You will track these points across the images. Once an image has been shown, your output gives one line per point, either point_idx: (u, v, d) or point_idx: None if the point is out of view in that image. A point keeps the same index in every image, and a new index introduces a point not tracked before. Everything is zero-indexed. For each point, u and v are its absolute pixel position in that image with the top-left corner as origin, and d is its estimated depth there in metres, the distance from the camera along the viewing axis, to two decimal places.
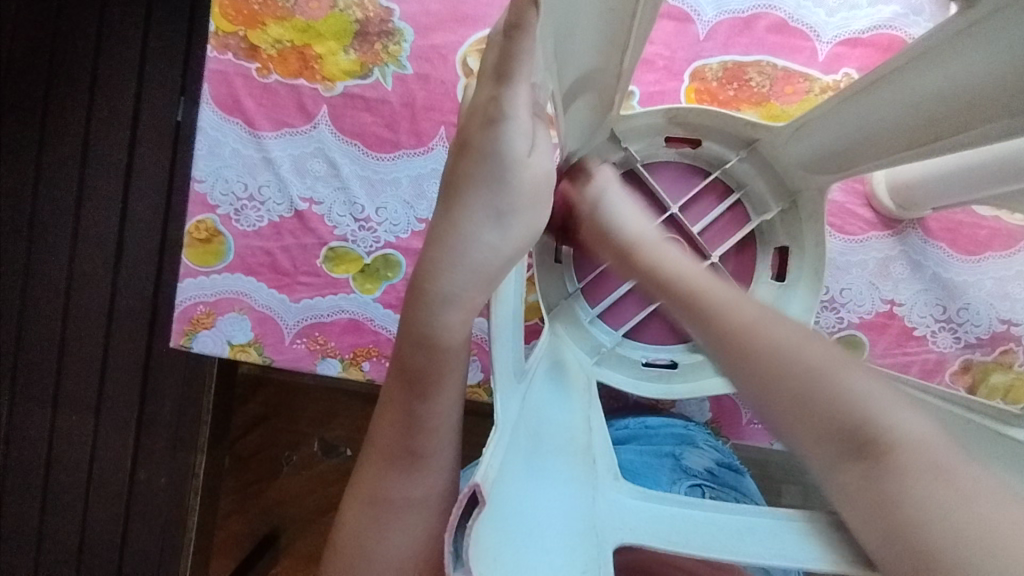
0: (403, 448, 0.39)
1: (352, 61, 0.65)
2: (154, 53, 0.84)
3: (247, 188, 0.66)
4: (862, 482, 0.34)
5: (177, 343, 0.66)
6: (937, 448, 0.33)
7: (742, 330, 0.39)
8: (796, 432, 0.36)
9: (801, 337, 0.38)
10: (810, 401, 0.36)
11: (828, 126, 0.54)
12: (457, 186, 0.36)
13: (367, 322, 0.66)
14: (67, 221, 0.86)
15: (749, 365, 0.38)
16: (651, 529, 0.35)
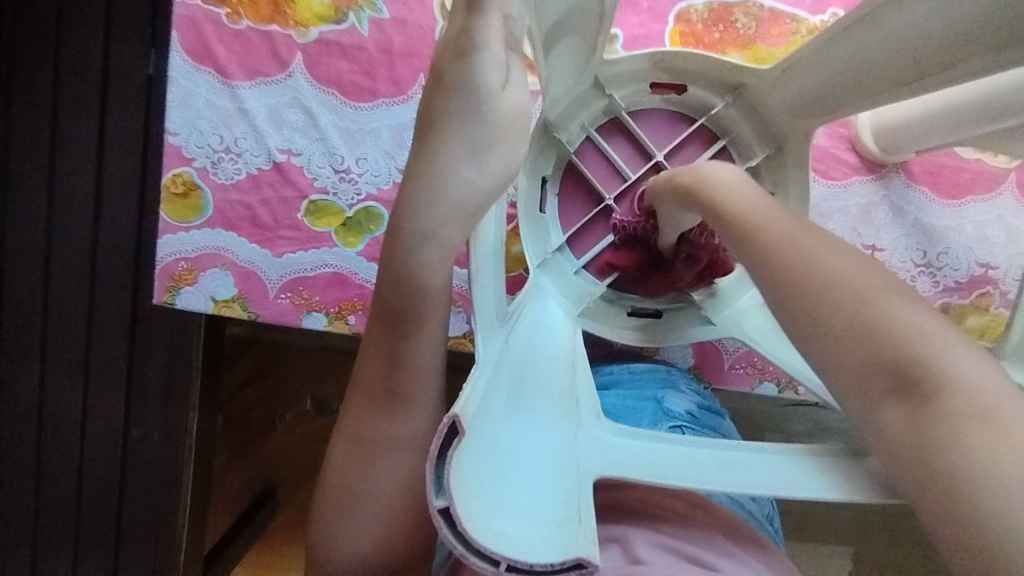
0: (387, 389, 0.39)
1: (326, 5, 0.63)
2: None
3: (223, 140, 0.64)
4: (905, 425, 0.30)
5: (160, 299, 0.66)
6: (994, 395, 0.28)
7: (782, 254, 0.34)
8: (839, 373, 0.31)
9: (853, 261, 0.33)
10: (860, 332, 0.31)
11: (814, 67, 0.54)
12: (432, 124, 0.36)
13: (351, 276, 0.66)
14: (42, 182, 0.84)
15: (789, 295, 0.33)
16: (632, 465, 0.36)
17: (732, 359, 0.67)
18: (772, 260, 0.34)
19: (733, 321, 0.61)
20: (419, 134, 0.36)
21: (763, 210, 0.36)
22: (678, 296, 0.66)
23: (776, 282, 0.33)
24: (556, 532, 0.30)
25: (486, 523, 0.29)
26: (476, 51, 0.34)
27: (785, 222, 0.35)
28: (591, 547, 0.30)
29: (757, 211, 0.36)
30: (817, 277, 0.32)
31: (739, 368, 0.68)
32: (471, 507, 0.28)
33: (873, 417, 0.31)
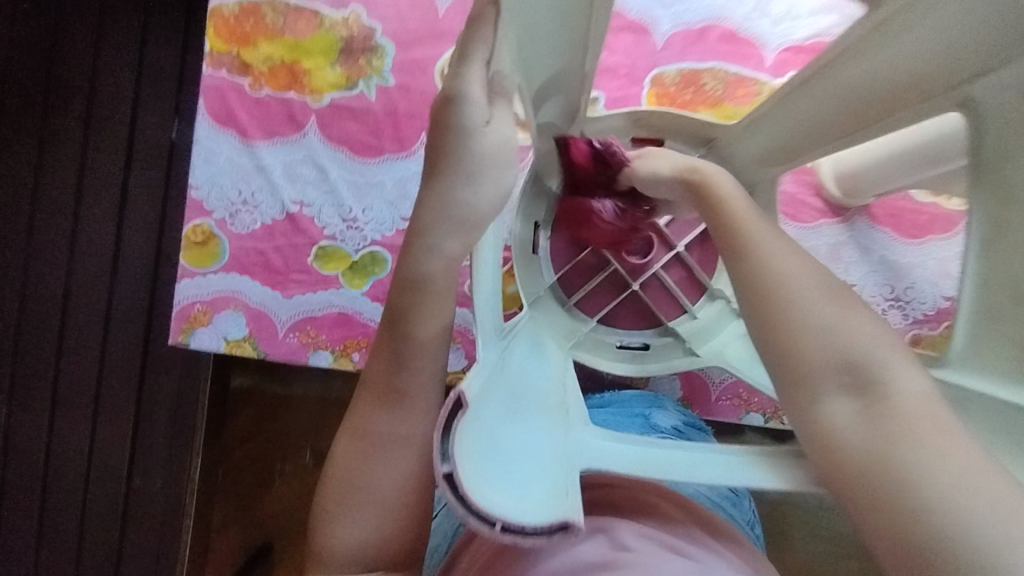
0: (392, 385, 0.43)
1: (338, 75, 0.71)
2: (149, 76, 0.89)
3: (241, 194, 0.70)
4: (852, 421, 0.31)
5: (175, 340, 0.70)
6: (930, 400, 0.30)
7: (759, 253, 0.34)
8: (786, 365, 0.33)
9: (810, 268, 0.34)
10: (811, 329, 0.32)
11: (772, 122, 0.60)
12: (435, 161, 0.42)
13: (356, 316, 0.71)
14: (64, 240, 0.90)
15: (751, 296, 0.34)
16: (616, 457, 0.40)
17: (719, 391, 0.71)
18: (750, 265, 0.34)
19: (716, 351, 0.64)
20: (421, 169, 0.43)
21: (747, 214, 0.36)
22: (665, 330, 0.70)
23: (751, 275, 0.34)
24: (549, 504, 0.34)
25: (484, 490, 0.32)
26: (460, 96, 0.40)
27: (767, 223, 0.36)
28: (575, 512, 0.33)
29: (746, 215, 0.36)
30: (780, 284, 0.33)
31: (725, 400, 0.71)
32: (471, 473, 0.32)
33: (820, 410, 0.32)
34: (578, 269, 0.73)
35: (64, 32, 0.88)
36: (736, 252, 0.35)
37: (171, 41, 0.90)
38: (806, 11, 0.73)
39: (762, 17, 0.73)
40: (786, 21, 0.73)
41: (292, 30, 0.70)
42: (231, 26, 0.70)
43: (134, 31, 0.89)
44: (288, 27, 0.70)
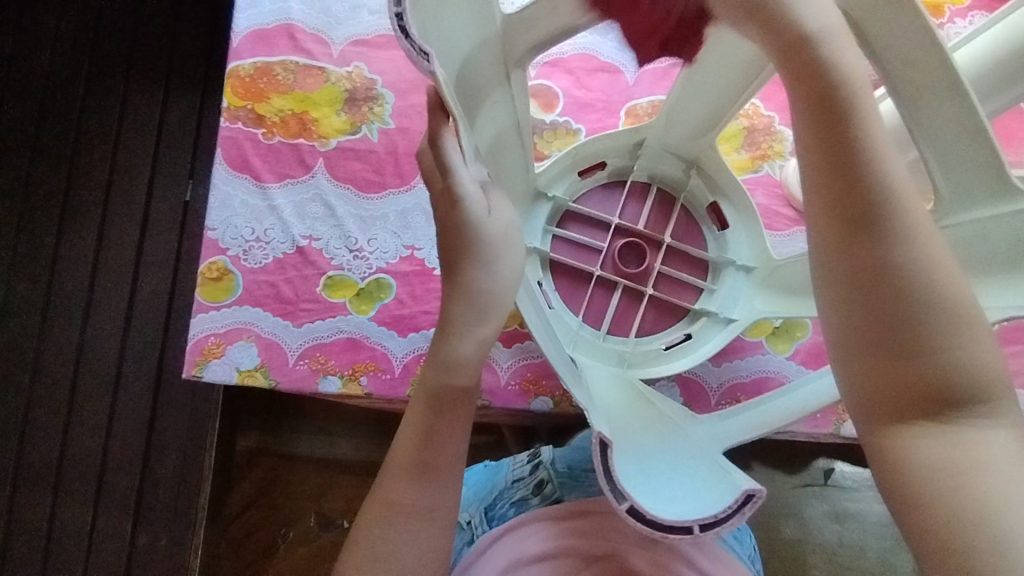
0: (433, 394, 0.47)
1: (343, 121, 0.78)
2: (164, 160, 1.04)
3: (254, 232, 0.75)
4: (935, 444, 0.36)
5: (189, 373, 0.72)
6: (994, 436, 0.37)
7: (913, 269, 0.36)
8: (888, 383, 0.37)
9: (943, 298, 0.36)
10: (919, 362, 0.36)
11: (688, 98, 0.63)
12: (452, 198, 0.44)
13: (364, 340, 0.73)
14: (80, 304, 1.00)
15: (876, 313, 0.36)
16: (706, 444, 0.52)
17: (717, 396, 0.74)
18: (885, 283, 0.36)
19: (753, 313, 0.68)
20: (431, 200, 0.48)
21: (896, 222, 0.37)
22: (692, 317, 0.73)
23: (892, 293, 0.36)
24: (715, 488, 0.45)
25: (660, 507, 0.44)
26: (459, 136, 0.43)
27: (924, 236, 0.37)
28: (749, 481, 0.44)
29: (910, 213, 0.37)
30: (915, 315, 0.36)
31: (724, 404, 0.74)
32: (641, 497, 0.44)
33: (907, 429, 0.37)
34: (590, 302, 0.73)
35: (89, 128, 1.03)
36: (877, 256, 0.36)
37: (185, 125, 1.05)
38: None
39: None
40: None
41: (301, 86, 0.78)
42: (247, 85, 0.78)
43: (152, 122, 1.04)
44: (298, 83, 0.78)
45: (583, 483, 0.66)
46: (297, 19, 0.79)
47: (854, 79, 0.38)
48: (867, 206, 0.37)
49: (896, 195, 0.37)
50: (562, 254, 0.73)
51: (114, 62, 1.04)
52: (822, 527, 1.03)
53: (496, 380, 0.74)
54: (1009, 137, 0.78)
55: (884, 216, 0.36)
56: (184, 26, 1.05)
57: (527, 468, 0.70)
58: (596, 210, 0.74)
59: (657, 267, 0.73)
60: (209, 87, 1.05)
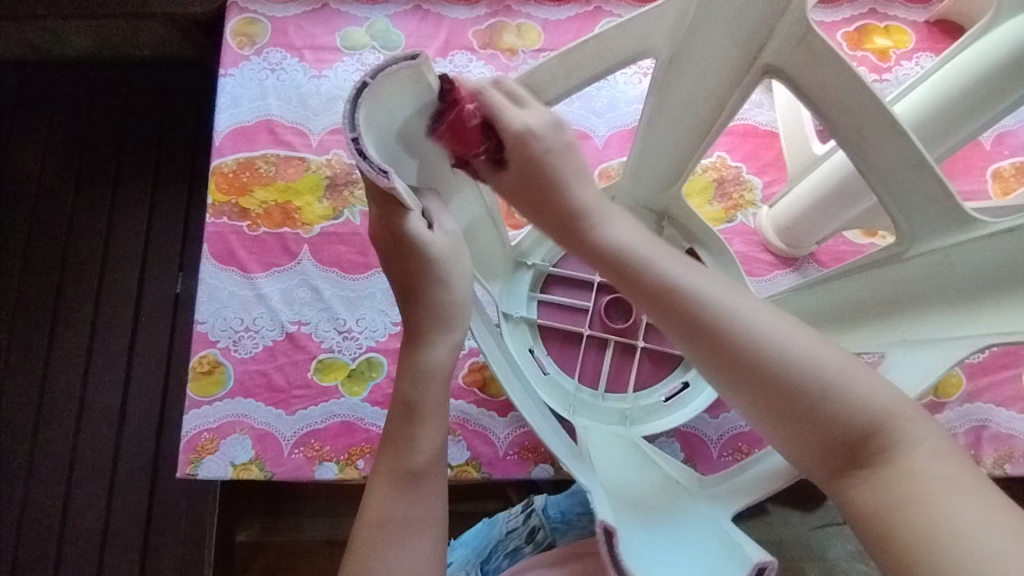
0: (404, 470, 0.45)
1: (326, 207, 0.80)
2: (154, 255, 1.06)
3: (243, 321, 0.76)
4: (869, 491, 0.35)
5: (183, 472, 0.71)
6: (932, 465, 0.34)
7: (741, 347, 0.37)
8: (795, 442, 0.37)
9: (798, 343, 0.37)
10: (804, 408, 0.36)
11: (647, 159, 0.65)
12: (410, 278, 0.46)
13: (358, 422, 0.73)
14: (72, 406, 0.99)
15: (740, 387, 0.37)
16: (714, 514, 0.51)
17: (718, 447, 0.73)
18: (725, 359, 0.37)
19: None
20: (389, 273, 0.47)
21: (696, 299, 0.39)
22: (687, 364, 0.73)
23: (728, 366, 0.37)
24: (727, 562, 0.46)
25: None
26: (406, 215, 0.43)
27: (737, 305, 0.38)
28: (758, 553, 0.44)
29: (715, 304, 0.38)
30: (769, 372, 0.36)
31: (725, 454, 0.73)
32: None
33: (844, 487, 0.36)
34: (582, 366, 0.73)
35: (79, 230, 1.06)
36: (702, 337, 0.38)
37: (174, 219, 1.07)
38: None
39: None
40: None
41: (283, 177, 0.81)
42: (230, 180, 0.80)
43: (142, 219, 1.07)
44: (279, 174, 0.81)
45: (577, 525, 0.63)
46: (275, 115, 0.83)
47: (626, 234, 0.43)
48: (662, 301, 0.40)
49: (690, 282, 0.40)
50: (550, 316, 0.74)
51: (103, 165, 1.08)
52: (849, 569, 1.00)
53: (494, 452, 0.73)
54: (968, 167, 0.80)
55: (709, 318, 0.38)
56: (169, 125, 1.09)
57: (520, 518, 0.66)
58: (580, 271, 0.75)
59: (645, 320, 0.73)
60: (195, 180, 1.08)
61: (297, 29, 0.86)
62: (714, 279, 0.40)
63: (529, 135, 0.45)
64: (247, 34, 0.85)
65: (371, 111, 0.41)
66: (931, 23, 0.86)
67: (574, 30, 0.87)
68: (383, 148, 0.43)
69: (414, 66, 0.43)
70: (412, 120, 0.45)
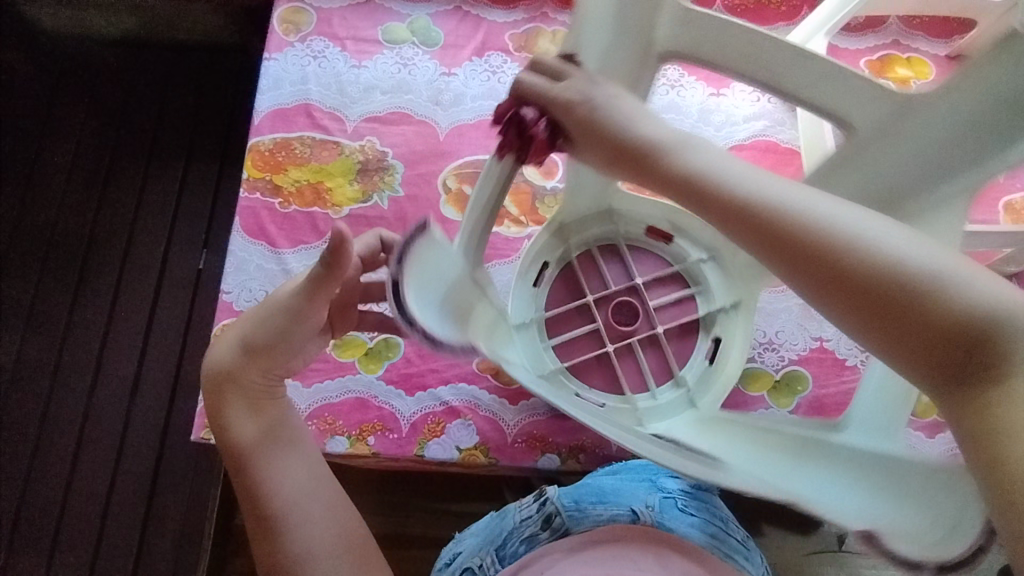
0: (260, 513, 0.45)
1: (356, 190, 0.82)
2: (180, 229, 1.08)
3: (268, 294, 0.78)
4: (990, 410, 0.32)
5: (197, 435, 0.73)
6: None
7: (842, 254, 0.34)
8: (902, 358, 0.34)
9: (902, 245, 0.34)
10: (914, 319, 0.33)
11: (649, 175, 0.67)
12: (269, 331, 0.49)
13: (372, 399, 0.75)
14: (88, 370, 1.01)
15: (838, 305, 0.35)
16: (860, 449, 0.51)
17: None
18: (821, 279, 0.34)
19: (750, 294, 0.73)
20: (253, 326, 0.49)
21: (785, 206, 0.36)
22: (706, 328, 0.75)
23: (823, 284, 0.34)
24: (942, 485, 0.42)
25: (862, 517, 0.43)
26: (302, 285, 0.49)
27: (830, 218, 0.35)
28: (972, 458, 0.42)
29: (807, 213, 0.35)
30: (874, 284, 0.34)
31: None
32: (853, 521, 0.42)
33: (961, 405, 0.33)
34: (595, 365, 0.75)
35: (110, 200, 1.09)
36: (791, 254, 0.35)
37: (202, 197, 1.10)
38: (741, 118, 0.87)
39: (706, 124, 0.87)
40: (727, 126, 0.87)
41: (317, 159, 0.83)
42: (266, 158, 0.83)
43: (171, 194, 1.09)
44: (314, 156, 0.83)
45: (592, 513, 0.62)
46: (315, 99, 0.86)
47: (693, 146, 0.40)
48: (744, 216, 0.36)
49: (772, 191, 0.36)
50: (568, 359, 0.74)
51: (139, 140, 1.11)
52: None
53: (503, 438, 0.74)
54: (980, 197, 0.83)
55: (786, 229, 0.35)
56: (206, 107, 1.12)
57: (534, 507, 0.64)
58: (569, 303, 0.76)
59: (651, 305, 0.75)
60: (226, 161, 1.11)
61: (341, 20, 0.89)
62: (795, 184, 0.37)
63: (578, 100, 0.45)
64: (294, 22, 0.89)
65: (416, 294, 0.52)
66: (951, 57, 0.89)
67: None
68: (429, 300, 0.53)
69: (427, 237, 0.54)
70: (439, 271, 0.55)
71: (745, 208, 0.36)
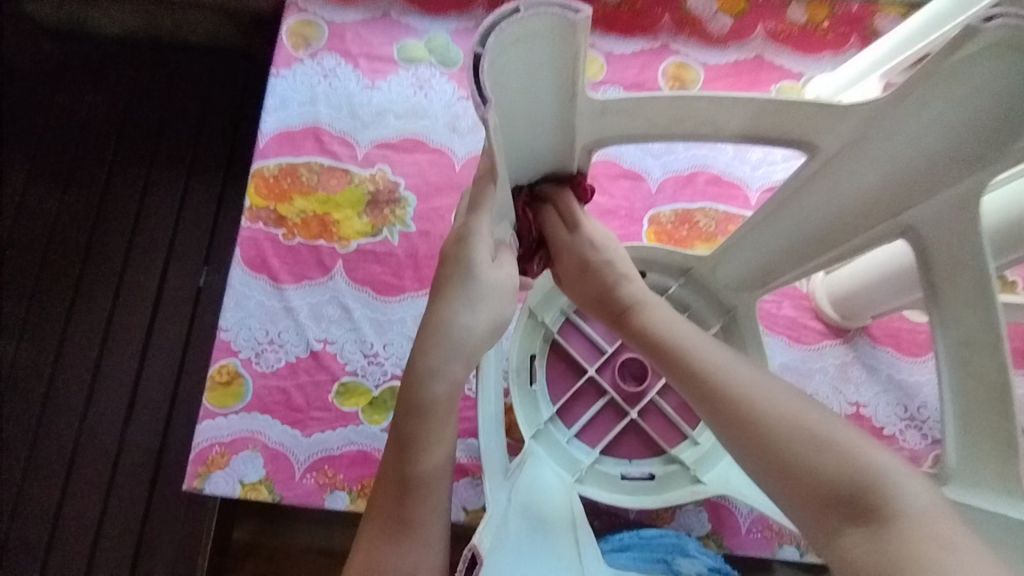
0: (394, 516, 0.39)
1: (365, 224, 0.77)
2: (183, 242, 1.03)
3: (268, 334, 0.73)
4: (863, 546, 0.36)
5: (189, 485, 0.69)
6: (932, 519, 0.35)
7: (745, 401, 0.43)
8: (794, 498, 0.40)
9: (798, 408, 0.42)
10: (798, 461, 0.40)
11: (748, 247, 0.61)
12: (442, 294, 0.42)
13: (374, 453, 0.70)
14: (83, 387, 0.97)
15: (740, 441, 0.43)
16: None
17: (747, 521, 0.69)
18: (728, 414, 0.43)
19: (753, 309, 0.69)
20: (457, 273, 0.41)
21: (707, 360, 0.46)
22: None
23: (727, 419, 0.43)
24: None
25: None
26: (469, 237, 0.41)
27: (744, 374, 0.45)
28: None
29: (720, 367, 0.45)
30: (766, 428, 0.42)
31: (755, 532, 0.69)
32: None
33: (840, 543, 0.38)
34: (621, 434, 0.71)
35: (109, 209, 1.04)
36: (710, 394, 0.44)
37: (207, 208, 1.05)
38: (780, 158, 0.81)
39: (742, 164, 0.81)
40: (763, 166, 0.81)
41: (325, 188, 0.78)
42: (270, 185, 0.78)
43: (174, 204, 1.04)
44: (321, 185, 0.78)
45: None
46: (324, 122, 0.80)
47: (659, 308, 0.51)
48: (676, 362, 0.47)
49: (699, 347, 0.47)
50: (598, 441, 0.70)
51: (141, 147, 1.06)
52: None
53: None
54: None
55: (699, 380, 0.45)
56: (212, 114, 1.07)
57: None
58: (574, 385, 0.71)
59: None
60: (232, 172, 1.06)
61: (354, 36, 0.83)
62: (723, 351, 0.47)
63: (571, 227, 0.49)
64: (304, 36, 0.83)
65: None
66: None
67: (639, 65, 0.84)
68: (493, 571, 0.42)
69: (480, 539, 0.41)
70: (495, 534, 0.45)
71: (678, 360, 0.47)
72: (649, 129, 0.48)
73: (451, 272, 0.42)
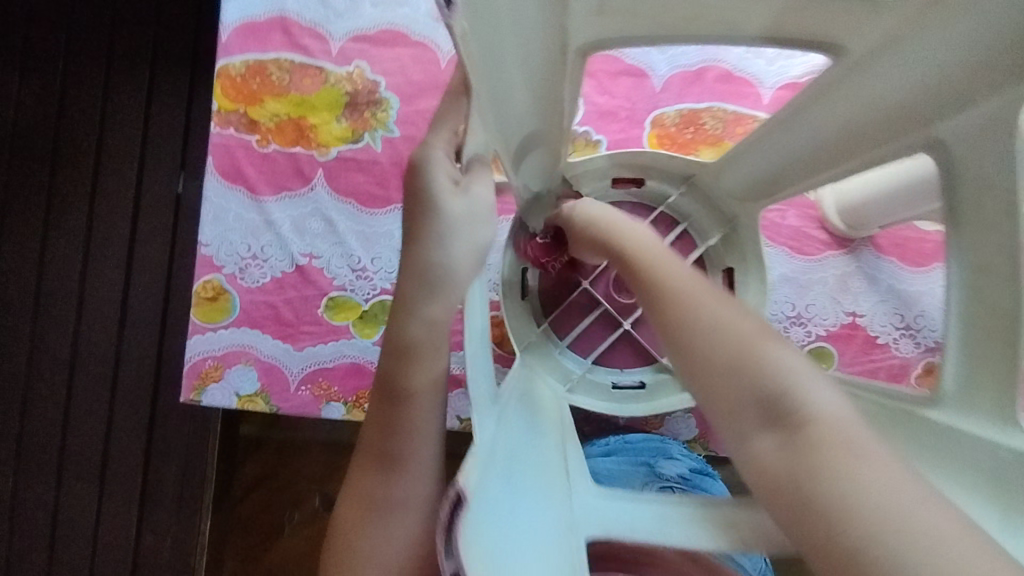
0: (383, 452, 0.44)
1: (344, 128, 0.72)
2: (155, 139, 0.95)
3: (250, 248, 0.71)
4: (776, 454, 0.32)
5: (186, 396, 0.70)
6: (853, 426, 0.32)
7: (686, 305, 0.38)
8: (717, 407, 0.36)
9: (740, 315, 0.37)
10: (731, 362, 0.35)
11: (760, 156, 0.59)
12: (414, 238, 0.40)
13: (367, 365, 0.70)
14: (72, 296, 0.93)
15: (679, 350, 0.38)
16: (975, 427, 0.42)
17: None
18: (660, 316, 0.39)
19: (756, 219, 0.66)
20: (417, 207, 0.40)
21: (661, 267, 0.42)
22: None
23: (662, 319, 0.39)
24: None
25: None
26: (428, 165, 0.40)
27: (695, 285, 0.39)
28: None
29: (670, 276, 0.41)
30: (698, 331, 0.37)
31: None
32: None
33: (751, 449, 0.34)
34: (614, 346, 0.71)
35: (70, 106, 0.95)
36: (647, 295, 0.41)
37: (177, 102, 0.96)
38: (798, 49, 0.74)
39: (755, 58, 0.73)
40: (780, 59, 0.73)
41: (299, 88, 0.72)
42: (238, 86, 0.71)
43: (141, 99, 0.95)
44: (295, 85, 0.72)
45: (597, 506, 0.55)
46: (292, 11, 0.72)
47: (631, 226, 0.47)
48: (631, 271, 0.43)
49: (654, 254, 0.43)
50: (590, 352, 0.70)
51: (97, 36, 0.95)
52: None
53: None
54: None
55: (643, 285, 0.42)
56: None
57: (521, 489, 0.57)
58: (567, 297, 0.71)
59: None
60: (200, 63, 0.96)
61: None
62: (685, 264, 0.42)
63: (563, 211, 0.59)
64: None
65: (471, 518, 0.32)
66: None
67: None
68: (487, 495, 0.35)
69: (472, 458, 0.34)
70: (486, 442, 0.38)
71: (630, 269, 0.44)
72: (647, 29, 0.43)
73: (417, 207, 0.40)
